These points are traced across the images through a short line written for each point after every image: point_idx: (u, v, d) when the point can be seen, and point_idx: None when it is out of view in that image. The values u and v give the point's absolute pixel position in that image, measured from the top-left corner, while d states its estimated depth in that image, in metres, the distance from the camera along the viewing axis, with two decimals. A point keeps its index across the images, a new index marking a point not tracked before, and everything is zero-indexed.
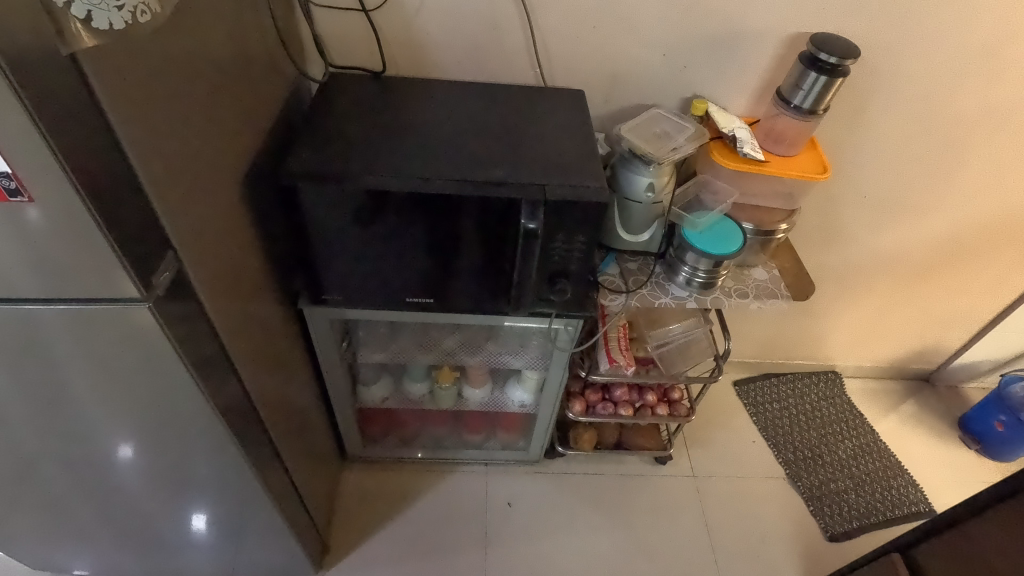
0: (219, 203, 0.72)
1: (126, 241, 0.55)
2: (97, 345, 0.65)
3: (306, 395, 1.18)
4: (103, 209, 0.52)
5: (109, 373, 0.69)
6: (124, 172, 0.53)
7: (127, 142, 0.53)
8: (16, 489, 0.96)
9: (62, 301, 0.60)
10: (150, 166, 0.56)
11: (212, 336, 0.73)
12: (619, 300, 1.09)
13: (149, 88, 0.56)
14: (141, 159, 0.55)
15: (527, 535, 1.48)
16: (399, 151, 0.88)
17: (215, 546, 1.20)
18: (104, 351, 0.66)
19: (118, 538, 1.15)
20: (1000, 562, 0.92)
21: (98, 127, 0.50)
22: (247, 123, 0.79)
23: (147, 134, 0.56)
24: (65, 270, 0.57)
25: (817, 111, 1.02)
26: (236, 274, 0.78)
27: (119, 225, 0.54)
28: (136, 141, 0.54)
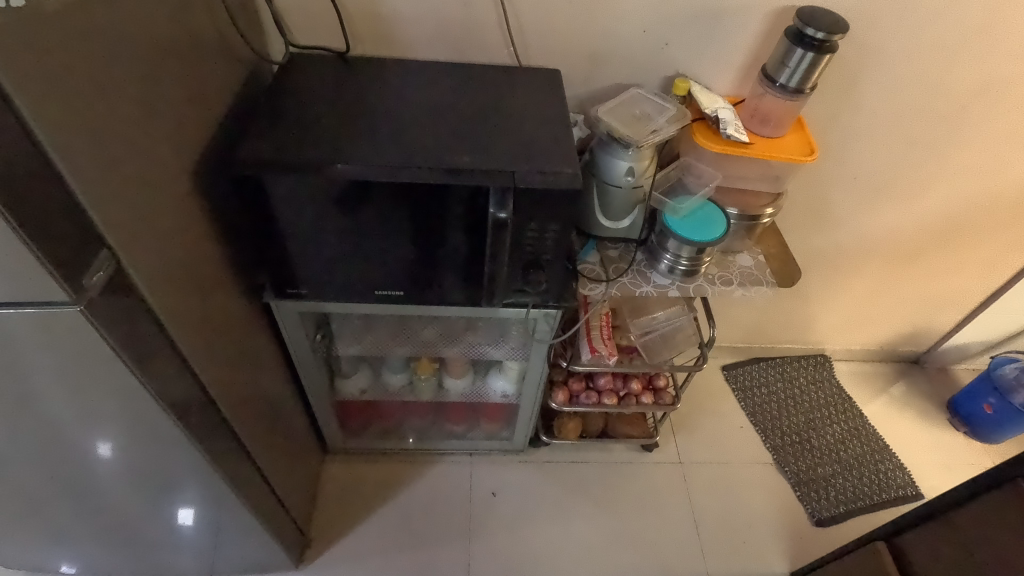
0: (164, 195, 0.68)
1: (48, 240, 0.51)
2: (31, 350, 0.61)
3: (278, 390, 1.14)
4: (16, 206, 0.48)
5: (51, 378, 0.66)
6: (40, 165, 0.49)
7: (41, 133, 0.48)
8: None
9: None
10: (72, 159, 0.52)
11: (160, 336, 0.69)
12: (599, 289, 1.05)
13: (67, 73, 0.51)
14: (60, 150, 0.50)
15: (511, 525, 1.46)
16: (362, 137, 0.83)
17: (190, 544, 1.18)
18: (40, 355, 0.62)
19: (90, 540, 1.12)
20: (984, 551, 0.91)
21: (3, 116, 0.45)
22: (195, 108, 0.74)
23: (68, 124, 0.51)
24: None
25: (804, 90, 0.98)
26: (188, 269, 0.74)
27: (38, 224, 0.50)
28: (52, 133, 0.49)
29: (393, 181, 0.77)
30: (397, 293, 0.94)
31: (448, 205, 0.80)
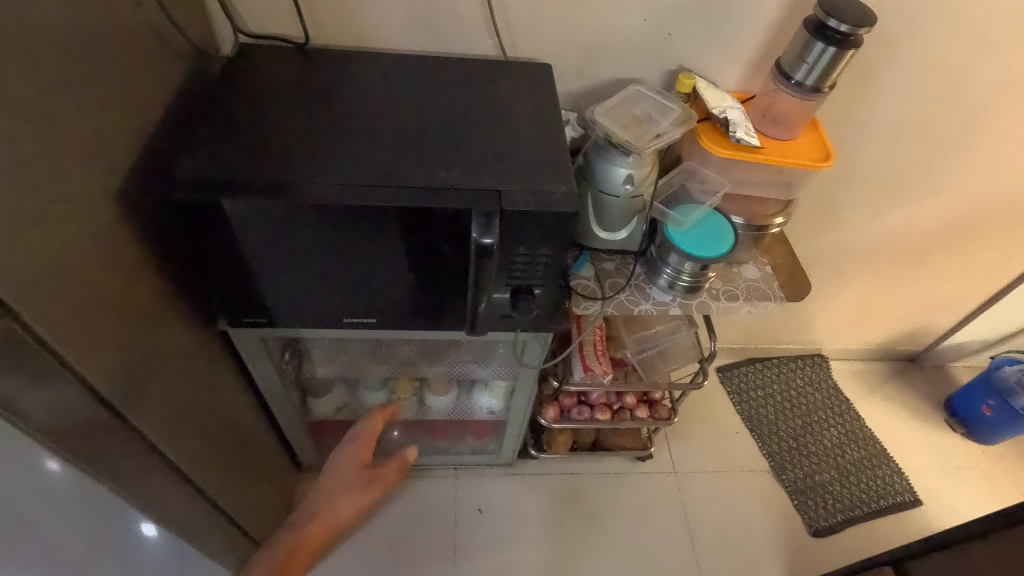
0: (78, 226, 0.57)
1: None
2: None
3: (243, 417, 1.04)
4: None
5: None
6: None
7: None
8: None
9: None
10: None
11: (78, 390, 0.59)
12: (594, 307, 0.96)
13: None
14: None
15: (499, 543, 1.39)
16: (322, 148, 0.72)
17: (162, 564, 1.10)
18: None
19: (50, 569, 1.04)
20: None
21: None
22: (118, 120, 0.63)
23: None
24: None
25: (822, 89, 0.88)
26: (116, 307, 0.64)
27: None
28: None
29: (361, 202, 0.66)
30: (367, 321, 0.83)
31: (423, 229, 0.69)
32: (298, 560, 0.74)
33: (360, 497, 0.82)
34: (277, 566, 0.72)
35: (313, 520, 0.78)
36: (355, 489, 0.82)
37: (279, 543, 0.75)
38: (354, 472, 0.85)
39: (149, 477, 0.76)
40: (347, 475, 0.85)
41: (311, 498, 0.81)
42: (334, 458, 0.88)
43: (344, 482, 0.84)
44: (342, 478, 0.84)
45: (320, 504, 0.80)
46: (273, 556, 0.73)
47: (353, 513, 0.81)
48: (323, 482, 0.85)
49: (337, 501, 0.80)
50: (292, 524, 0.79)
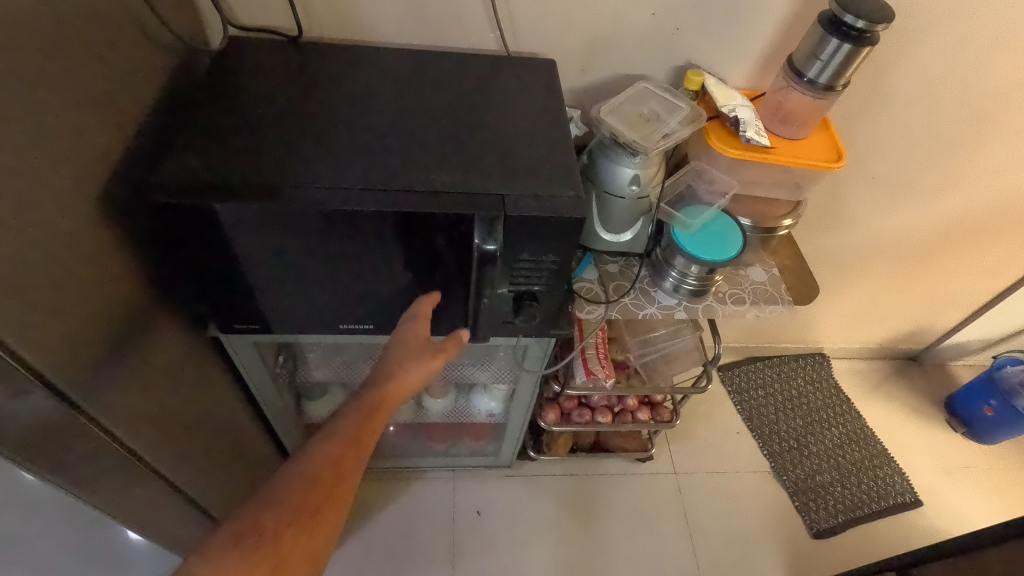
0: (57, 234, 0.54)
1: None
2: None
3: (236, 423, 1.01)
4: None
5: None
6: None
7: None
8: None
9: None
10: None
11: (55, 404, 0.56)
12: (598, 311, 0.93)
13: None
14: None
15: (497, 546, 1.37)
16: (317, 148, 0.69)
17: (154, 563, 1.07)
18: None
19: None
20: None
21: None
22: (102, 120, 0.59)
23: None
24: None
25: (835, 87, 0.85)
26: (99, 317, 0.61)
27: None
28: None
29: (358, 207, 0.63)
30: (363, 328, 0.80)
31: (423, 235, 0.66)
32: (379, 419, 0.63)
33: (428, 364, 0.66)
34: (364, 417, 0.62)
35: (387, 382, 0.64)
36: (422, 355, 0.66)
37: (363, 395, 0.63)
38: (417, 345, 0.67)
39: (135, 489, 0.73)
40: (409, 349, 0.66)
41: (384, 355, 0.67)
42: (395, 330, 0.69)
43: (407, 351, 0.66)
44: (405, 346, 0.67)
45: (390, 367, 0.65)
46: (361, 403, 0.63)
47: (426, 381, 0.66)
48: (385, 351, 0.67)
49: (406, 361, 0.65)
50: (366, 382, 0.65)
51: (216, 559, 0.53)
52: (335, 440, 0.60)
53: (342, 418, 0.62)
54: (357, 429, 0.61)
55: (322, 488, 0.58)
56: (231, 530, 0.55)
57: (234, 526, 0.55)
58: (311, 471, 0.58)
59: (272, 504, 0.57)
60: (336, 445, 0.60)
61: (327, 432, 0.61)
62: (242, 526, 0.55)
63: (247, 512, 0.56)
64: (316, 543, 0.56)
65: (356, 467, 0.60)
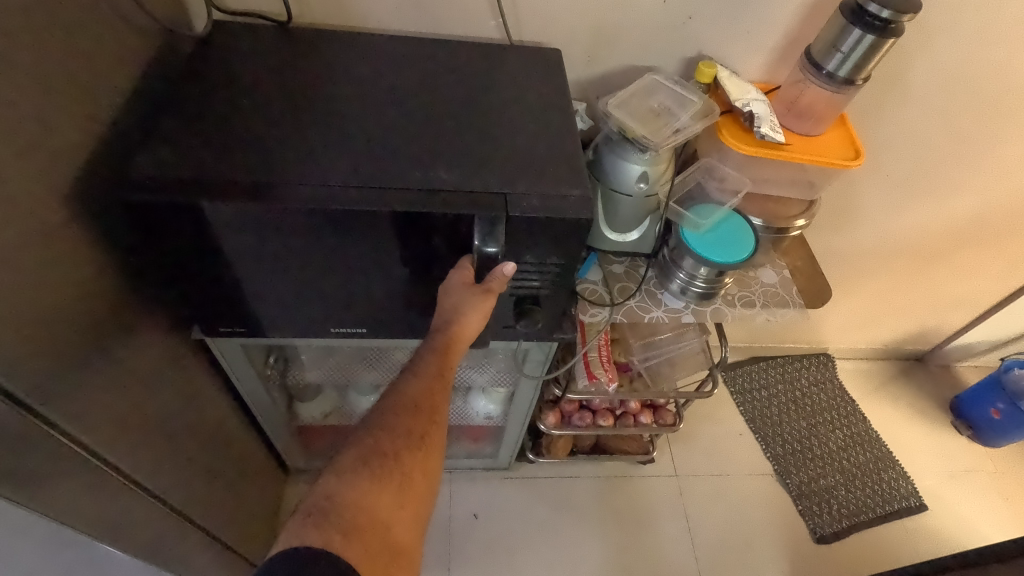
0: (19, 236, 0.49)
1: None
2: None
3: (224, 427, 0.98)
4: None
5: None
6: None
7: None
8: None
9: None
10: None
11: (20, 418, 0.52)
12: (602, 314, 0.89)
13: None
14: None
15: (495, 549, 1.34)
16: (306, 142, 0.64)
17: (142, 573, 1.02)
18: None
19: None
20: None
21: None
22: (72, 112, 0.55)
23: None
24: None
25: (855, 81, 0.80)
26: (69, 323, 0.57)
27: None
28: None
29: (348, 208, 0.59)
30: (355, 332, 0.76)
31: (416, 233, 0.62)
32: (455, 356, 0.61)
33: (487, 307, 0.61)
34: (443, 355, 0.60)
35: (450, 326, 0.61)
36: (473, 296, 0.61)
37: (433, 336, 0.61)
38: (469, 289, 0.62)
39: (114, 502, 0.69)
40: (465, 293, 0.61)
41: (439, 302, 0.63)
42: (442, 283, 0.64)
43: (465, 295, 0.61)
44: (461, 289, 0.62)
45: (449, 313, 0.61)
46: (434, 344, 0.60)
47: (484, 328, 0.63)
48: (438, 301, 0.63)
49: (465, 304, 0.60)
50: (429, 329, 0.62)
51: (346, 480, 0.50)
52: (424, 373, 0.58)
53: (420, 357, 0.60)
54: (439, 364, 0.59)
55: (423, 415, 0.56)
56: (356, 454, 0.52)
57: (355, 451, 0.53)
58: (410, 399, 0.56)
59: (383, 429, 0.54)
60: (427, 378, 0.58)
61: (413, 367, 0.59)
62: (364, 449, 0.52)
63: (364, 439, 0.54)
64: (433, 462, 0.55)
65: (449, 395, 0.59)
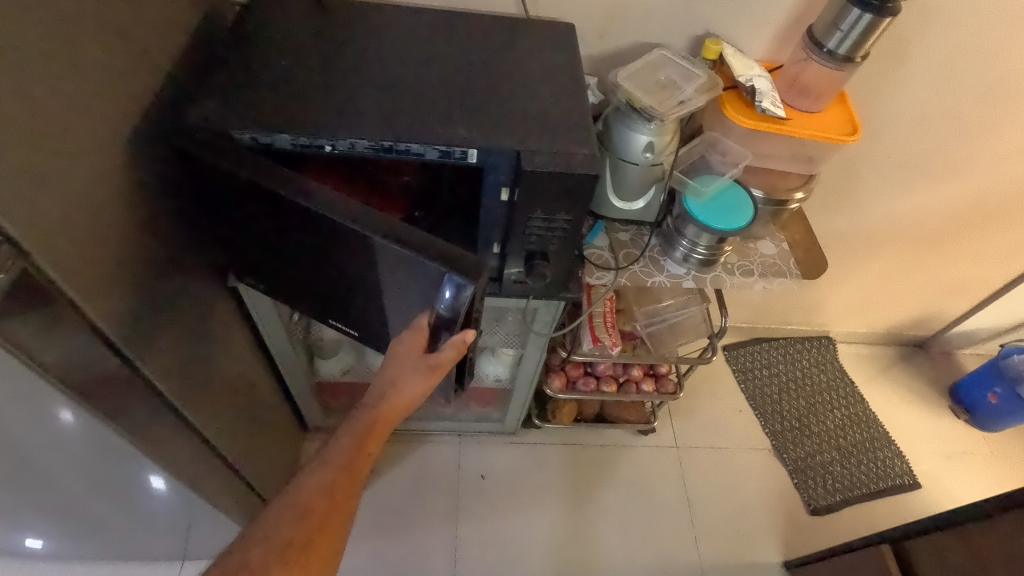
0: (88, 172, 0.56)
1: None
2: None
3: (252, 375, 1.05)
4: None
5: None
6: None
7: None
8: None
9: None
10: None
11: (89, 335, 0.58)
12: (607, 277, 0.94)
13: None
14: None
15: (500, 509, 1.41)
16: (338, 101, 0.70)
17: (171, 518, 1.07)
18: None
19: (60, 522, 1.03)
20: None
21: None
22: (132, 66, 0.61)
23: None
24: None
25: (854, 58, 0.85)
26: (128, 256, 0.63)
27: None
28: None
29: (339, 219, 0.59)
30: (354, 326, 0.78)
31: (400, 270, 0.60)
32: (373, 443, 0.64)
33: (423, 383, 0.64)
34: (358, 443, 0.63)
35: (380, 403, 0.64)
36: (419, 368, 0.64)
37: (356, 421, 0.64)
38: (412, 359, 0.65)
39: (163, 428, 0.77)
40: (407, 364, 0.64)
41: (383, 368, 0.66)
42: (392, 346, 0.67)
43: (405, 368, 0.64)
44: (403, 361, 0.65)
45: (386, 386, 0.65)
46: (355, 428, 0.64)
47: (419, 402, 0.65)
48: (381, 368, 0.66)
49: (403, 380, 0.63)
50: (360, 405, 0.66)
51: None
52: (328, 466, 0.61)
53: (335, 444, 0.63)
54: (348, 459, 0.62)
55: (314, 520, 0.59)
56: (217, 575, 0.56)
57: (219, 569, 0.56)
58: (303, 499, 0.59)
59: (261, 542, 0.57)
60: (329, 472, 0.60)
61: (320, 459, 0.62)
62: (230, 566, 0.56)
63: (237, 552, 0.57)
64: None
65: (351, 493, 0.61)
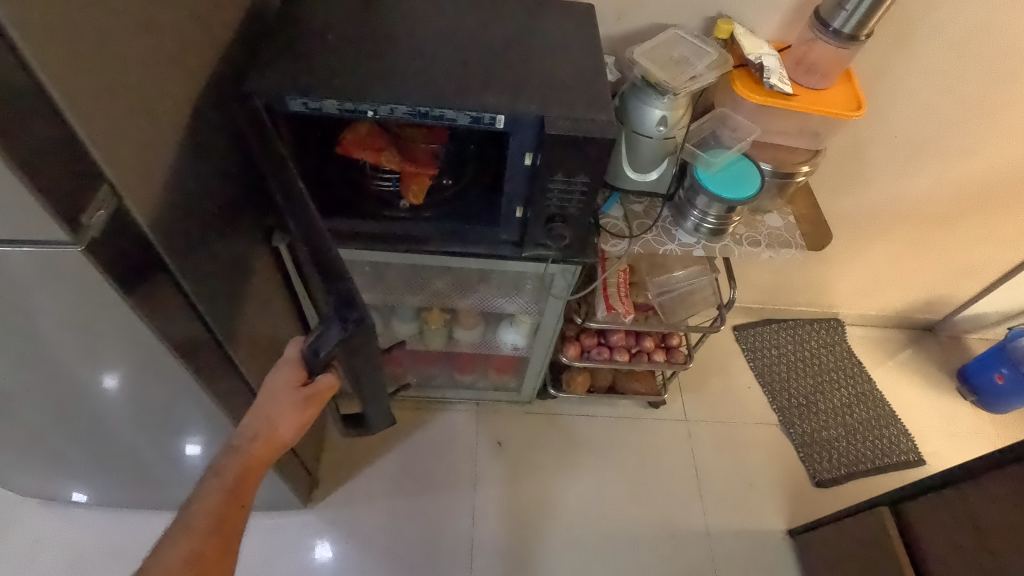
0: (167, 130, 0.64)
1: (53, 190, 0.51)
2: (62, 286, 0.61)
3: (288, 335, 1.13)
4: (24, 158, 0.48)
5: (75, 319, 0.66)
6: (13, 68, 0.45)
7: (48, 79, 0.48)
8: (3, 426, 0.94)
9: (29, 244, 0.56)
10: (52, 71, 0.48)
11: (163, 273, 0.67)
12: (621, 245, 1.00)
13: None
14: (68, 97, 0.49)
15: (515, 473, 1.48)
16: (376, 70, 0.77)
17: None
18: (71, 294, 0.62)
19: (114, 467, 1.13)
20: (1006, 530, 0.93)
21: (9, 57, 0.45)
22: (201, 37, 0.69)
23: (42, 32, 0.46)
24: (10, 214, 0.52)
25: (859, 36, 0.90)
26: (193, 208, 0.72)
27: (15, 143, 0.47)
28: (32, 43, 0.45)
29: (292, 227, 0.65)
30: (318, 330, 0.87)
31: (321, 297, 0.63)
32: (246, 484, 0.67)
33: (299, 416, 0.69)
34: (229, 494, 0.66)
35: (256, 441, 0.68)
36: (298, 402, 0.68)
37: (226, 470, 0.66)
38: (287, 394, 0.68)
39: (218, 370, 0.85)
40: (281, 399, 0.68)
41: (255, 405, 0.69)
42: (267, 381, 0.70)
43: (279, 405, 0.68)
44: (276, 398, 0.68)
45: (260, 423, 0.68)
46: (225, 475, 0.66)
47: (296, 431, 0.70)
48: (254, 405, 0.69)
49: (279, 417, 0.68)
50: (229, 448, 0.68)
51: None
52: (194, 534, 0.62)
53: (201, 503, 0.65)
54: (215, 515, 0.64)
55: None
56: None
57: None
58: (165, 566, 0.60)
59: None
60: (197, 538, 0.62)
61: (185, 525, 0.63)
62: None
63: None
64: None
65: (228, 542, 0.65)
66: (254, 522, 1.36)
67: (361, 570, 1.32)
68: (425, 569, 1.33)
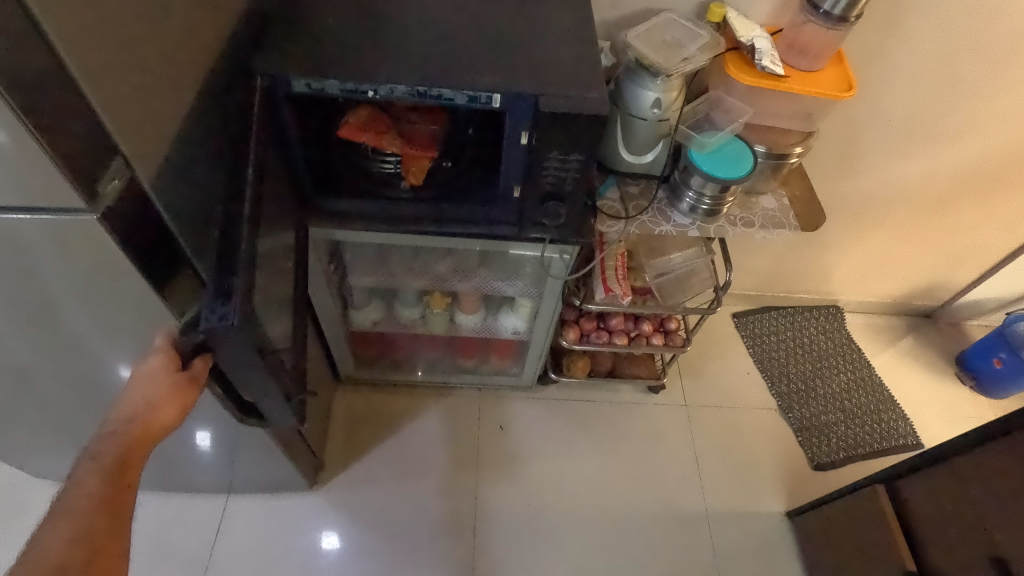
0: (177, 107, 0.67)
1: (70, 159, 0.54)
2: (74, 256, 0.63)
3: None
4: (43, 126, 0.51)
5: (87, 292, 0.69)
6: (34, 40, 0.48)
7: (66, 52, 0.50)
8: (18, 403, 0.97)
9: (47, 212, 0.59)
10: (71, 44, 0.50)
11: (174, 247, 0.70)
12: (618, 226, 1.02)
13: None
14: (84, 69, 0.52)
15: (518, 456, 1.51)
16: (376, 51, 0.79)
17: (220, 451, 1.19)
18: (83, 264, 0.65)
19: None
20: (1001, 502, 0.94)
21: (30, 30, 0.48)
22: (208, 20, 0.72)
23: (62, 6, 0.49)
24: (31, 184, 0.55)
25: (849, 18, 0.91)
26: (201, 186, 0.75)
27: (40, 113, 0.50)
28: (52, 16, 0.48)
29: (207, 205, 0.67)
30: (294, 308, 0.91)
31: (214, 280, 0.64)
32: (129, 466, 0.69)
33: (177, 399, 0.71)
34: (110, 476, 0.67)
35: (134, 423, 0.70)
36: (170, 385, 0.70)
37: (102, 455, 0.67)
38: (163, 378, 0.70)
39: None
40: (157, 383, 0.70)
41: (129, 391, 0.71)
42: (143, 367, 0.72)
43: (156, 387, 0.70)
44: (152, 383, 0.70)
45: (136, 407, 0.70)
46: (103, 460, 0.67)
47: (176, 415, 0.72)
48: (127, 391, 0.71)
49: (157, 400, 0.70)
50: (107, 432, 0.69)
51: None
52: (75, 515, 0.64)
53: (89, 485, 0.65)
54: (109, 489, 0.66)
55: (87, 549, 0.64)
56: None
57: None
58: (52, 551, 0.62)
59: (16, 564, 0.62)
60: (81, 519, 0.64)
61: (66, 510, 0.65)
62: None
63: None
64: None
65: (120, 523, 0.67)
66: (261, 504, 1.39)
67: (366, 551, 1.34)
68: (430, 550, 1.36)
